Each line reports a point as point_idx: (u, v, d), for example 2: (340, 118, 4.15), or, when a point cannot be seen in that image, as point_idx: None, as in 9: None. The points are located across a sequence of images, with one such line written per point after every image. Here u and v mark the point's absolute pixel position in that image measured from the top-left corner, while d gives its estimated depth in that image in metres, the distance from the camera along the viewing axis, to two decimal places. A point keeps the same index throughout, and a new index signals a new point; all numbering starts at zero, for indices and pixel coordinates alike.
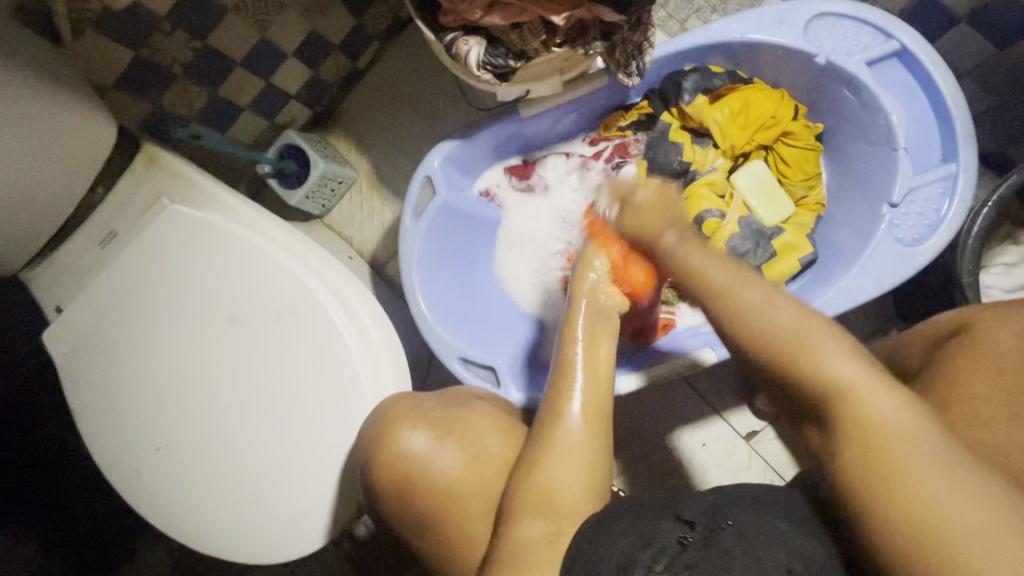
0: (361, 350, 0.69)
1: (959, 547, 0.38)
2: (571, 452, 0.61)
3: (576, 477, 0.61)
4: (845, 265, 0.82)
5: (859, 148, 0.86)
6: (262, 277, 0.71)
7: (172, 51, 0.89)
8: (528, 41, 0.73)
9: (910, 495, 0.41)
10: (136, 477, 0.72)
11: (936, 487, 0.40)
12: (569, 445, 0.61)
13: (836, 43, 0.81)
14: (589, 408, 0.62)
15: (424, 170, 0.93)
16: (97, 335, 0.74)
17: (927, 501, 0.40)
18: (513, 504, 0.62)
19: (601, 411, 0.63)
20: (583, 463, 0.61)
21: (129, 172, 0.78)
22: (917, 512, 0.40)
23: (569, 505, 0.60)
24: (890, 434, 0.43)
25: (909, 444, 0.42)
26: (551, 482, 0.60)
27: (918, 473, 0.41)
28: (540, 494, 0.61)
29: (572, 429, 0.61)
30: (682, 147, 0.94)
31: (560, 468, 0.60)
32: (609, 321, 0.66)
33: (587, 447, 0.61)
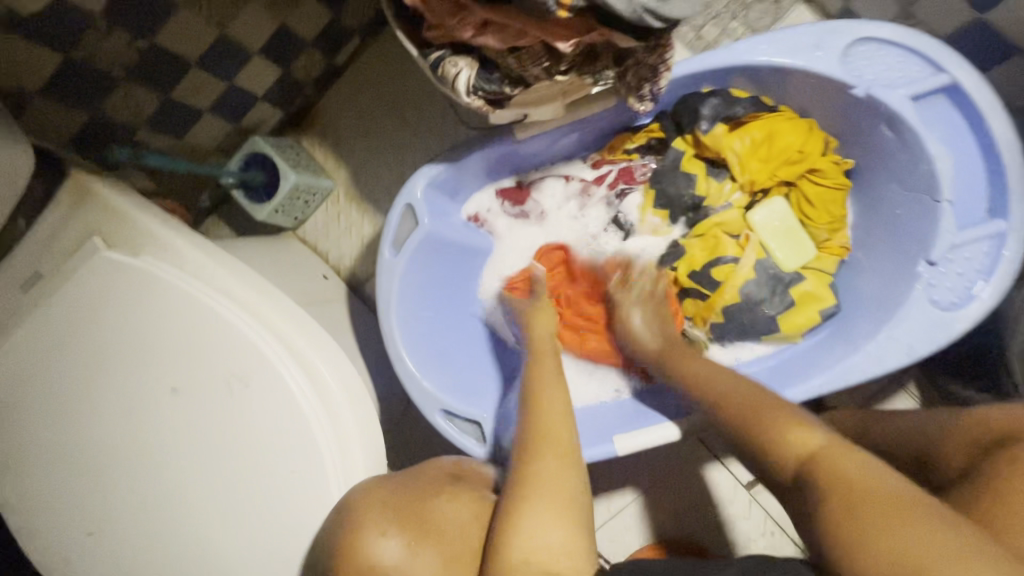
0: (326, 429, 0.60)
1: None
2: (549, 499, 0.56)
3: (560, 511, 0.55)
4: (872, 324, 0.75)
5: (892, 191, 0.78)
6: (209, 337, 0.61)
7: (111, 51, 0.76)
8: (528, 68, 0.61)
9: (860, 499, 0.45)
10: (65, 566, 0.62)
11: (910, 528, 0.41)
12: (547, 478, 0.57)
13: (877, 73, 0.72)
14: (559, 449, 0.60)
15: (405, 197, 0.82)
16: (17, 398, 0.64)
17: (899, 541, 0.41)
18: (495, 564, 0.53)
19: (570, 453, 0.61)
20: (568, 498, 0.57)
21: (55, 205, 0.66)
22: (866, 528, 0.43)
23: (557, 554, 0.53)
24: (867, 485, 0.46)
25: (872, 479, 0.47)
26: (533, 548, 0.53)
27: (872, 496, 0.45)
28: (528, 543, 0.53)
29: (550, 463, 0.59)
30: (694, 179, 0.85)
31: (544, 511, 0.55)
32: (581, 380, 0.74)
33: (566, 502, 0.56)
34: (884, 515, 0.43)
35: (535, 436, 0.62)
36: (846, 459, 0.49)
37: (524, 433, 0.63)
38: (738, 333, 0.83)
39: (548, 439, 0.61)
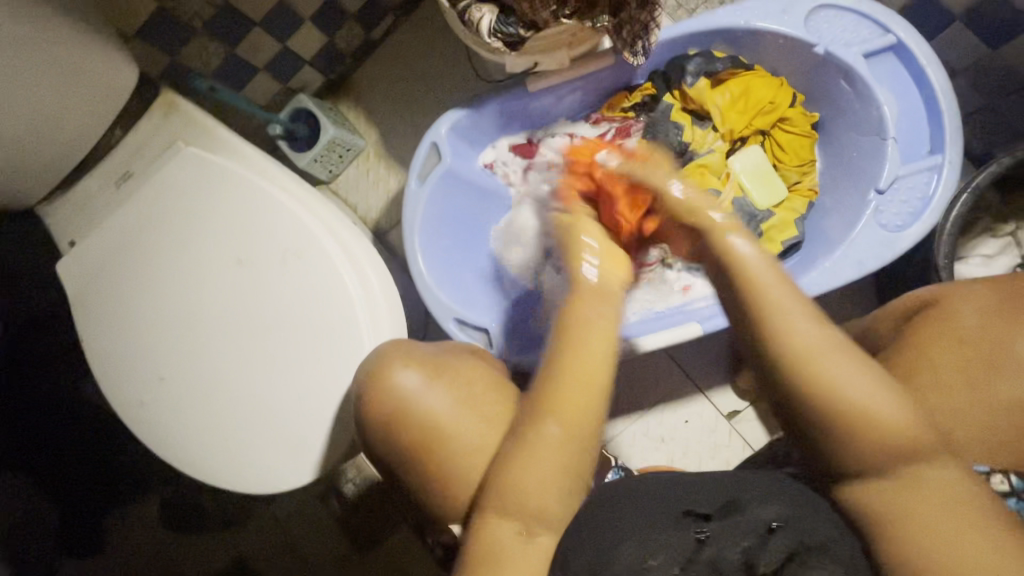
0: (363, 298, 0.73)
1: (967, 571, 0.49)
2: (546, 451, 0.57)
3: (553, 475, 0.57)
4: (829, 248, 0.86)
5: (851, 138, 0.90)
6: (268, 219, 0.74)
7: (194, 6, 0.93)
8: (539, 12, 0.75)
9: (873, 449, 0.51)
10: (139, 407, 0.75)
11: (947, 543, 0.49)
12: (542, 453, 0.57)
13: (835, 34, 0.85)
14: (566, 421, 0.57)
15: (431, 136, 0.96)
16: (106, 269, 0.77)
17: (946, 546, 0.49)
18: (489, 496, 0.59)
19: (582, 416, 0.57)
20: (558, 468, 0.57)
21: (147, 116, 0.81)
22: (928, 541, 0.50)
23: (538, 507, 0.57)
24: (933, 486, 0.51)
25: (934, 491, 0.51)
26: (528, 491, 0.57)
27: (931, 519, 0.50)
28: (510, 494, 0.57)
29: (552, 441, 0.57)
30: (682, 127, 0.97)
31: (532, 472, 0.57)
32: (605, 294, 0.61)
33: (571, 453, 0.57)
34: (880, 453, 0.52)
35: (548, 377, 0.59)
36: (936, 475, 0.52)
37: (536, 393, 0.59)
38: None
39: (571, 389, 0.57)
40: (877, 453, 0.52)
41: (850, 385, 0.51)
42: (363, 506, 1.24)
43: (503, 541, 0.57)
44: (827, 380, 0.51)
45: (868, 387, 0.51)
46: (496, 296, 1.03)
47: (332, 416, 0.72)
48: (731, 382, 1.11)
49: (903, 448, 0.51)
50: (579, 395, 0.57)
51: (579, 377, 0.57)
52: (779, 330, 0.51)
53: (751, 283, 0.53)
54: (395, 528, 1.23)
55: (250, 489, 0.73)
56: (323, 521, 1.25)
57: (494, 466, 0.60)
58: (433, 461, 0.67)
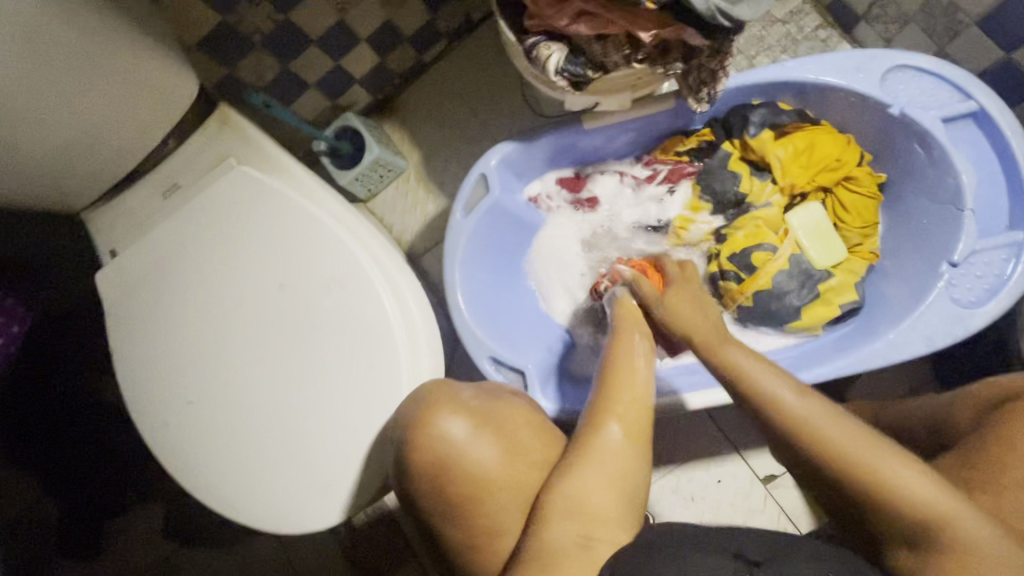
0: (404, 336, 0.70)
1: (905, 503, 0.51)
2: (608, 460, 0.60)
3: (614, 483, 0.60)
4: (893, 318, 0.82)
5: (920, 204, 0.86)
6: (313, 245, 0.72)
7: (255, 21, 0.94)
8: (610, 55, 0.74)
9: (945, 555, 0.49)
10: (164, 428, 0.72)
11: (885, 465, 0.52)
12: (604, 458, 0.60)
13: (912, 96, 0.81)
14: (627, 427, 0.62)
15: (480, 167, 0.94)
16: (146, 282, 0.75)
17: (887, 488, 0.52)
18: (545, 507, 0.60)
19: (639, 431, 0.62)
20: (618, 475, 0.60)
21: (201, 129, 0.80)
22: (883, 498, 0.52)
23: (602, 513, 0.59)
24: (842, 441, 0.54)
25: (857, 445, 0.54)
26: (587, 496, 0.59)
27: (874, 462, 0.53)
28: (574, 497, 0.60)
29: (613, 449, 0.61)
30: (740, 177, 0.94)
31: (596, 477, 0.60)
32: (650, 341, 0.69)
33: (626, 460, 0.61)
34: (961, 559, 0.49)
35: (603, 401, 0.63)
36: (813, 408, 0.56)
37: (594, 408, 0.63)
38: (760, 318, 0.92)
39: (625, 404, 0.62)
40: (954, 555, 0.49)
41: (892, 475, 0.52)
42: (371, 537, 1.20)
43: (566, 546, 0.58)
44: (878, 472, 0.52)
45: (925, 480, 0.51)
46: (534, 333, 1.00)
47: (364, 455, 0.68)
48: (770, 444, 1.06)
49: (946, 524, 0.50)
50: (634, 416, 0.62)
51: (628, 402, 0.62)
52: (758, 390, 0.58)
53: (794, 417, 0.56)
54: (399, 564, 1.18)
55: (271, 526, 0.70)
56: (327, 550, 1.21)
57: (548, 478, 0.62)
58: (475, 515, 0.63)
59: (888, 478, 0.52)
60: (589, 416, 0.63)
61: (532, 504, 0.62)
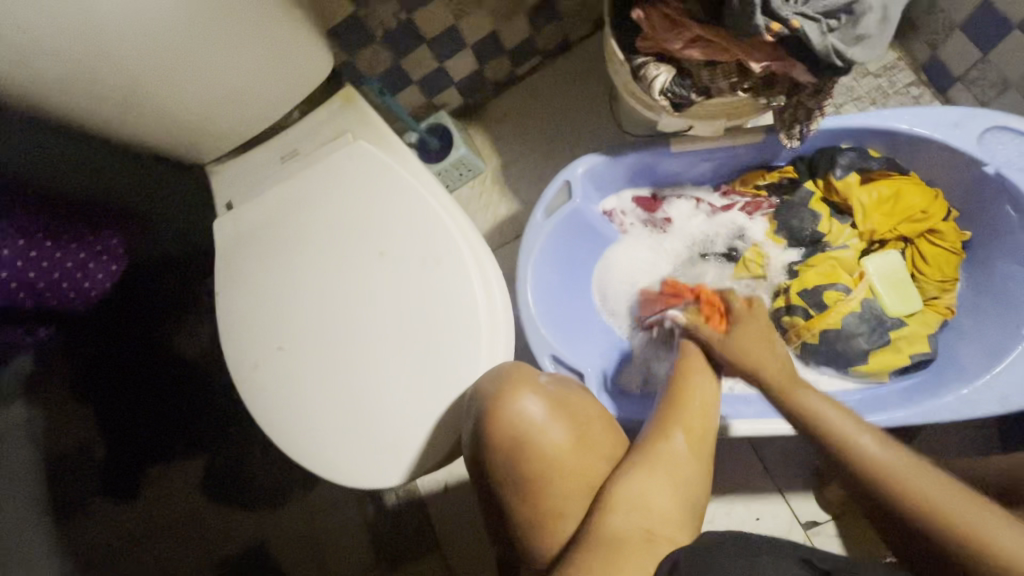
0: (488, 318, 0.73)
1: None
2: (674, 462, 0.63)
3: (677, 484, 0.62)
4: (968, 374, 0.81)
5: (1005, 265, 0.86)
6: (414, 219, 0.77)
7: (381, 17, 1.02)
8: (717, 80, 0.78)
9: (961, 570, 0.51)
10: (253, 368, 0.78)
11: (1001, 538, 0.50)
12: (669, 459, 0.63)
13: (1010, 157, 0.83)
14: (691, 436, 0.64)
15: (567, 174, 0.98)
16: (257, 233, 0.82)
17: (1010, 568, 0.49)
18: (609, 498, 0.61)
19: (703, 440, 0.65)
20: (681, 477, 0.63)
21: (326, 104, 0.87)
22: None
23: (664, 512, 0.61)
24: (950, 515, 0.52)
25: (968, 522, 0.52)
26: (651, 491, 0.61)
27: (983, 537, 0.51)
28: (637, 492, 0.61)
29: (678, 453, 0.63)
30: (819, 218, 0.95)
31: (661, 478, 0.62)
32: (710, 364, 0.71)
33: (689, 467, 0.63)
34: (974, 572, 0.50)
35: (673, 405, 0.66)
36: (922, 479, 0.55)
37: (664, 411, 0.66)
38: (825, 358, 0.92)
39: (692, 414, 0.65)
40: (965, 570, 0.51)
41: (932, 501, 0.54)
42: (400, 519, 1.22)
43: (628, 536, 0.58)
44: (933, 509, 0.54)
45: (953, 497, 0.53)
46: (596, 341, 1.02)
47: (433, 422, 0.72)
48: (815, 489, 1.04)
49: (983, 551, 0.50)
50: (698, 427, 0.65)
51: (695, 412, 0.66)
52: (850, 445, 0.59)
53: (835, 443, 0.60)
54: (423, 550, 1.20)
55: (336, 475, 0.74)
56: (355, 526, 1.23)
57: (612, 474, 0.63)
58: (539, 495, 0.64)
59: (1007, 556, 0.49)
60: (657, 418, 0.66)
61: (593, 497, 0.63)
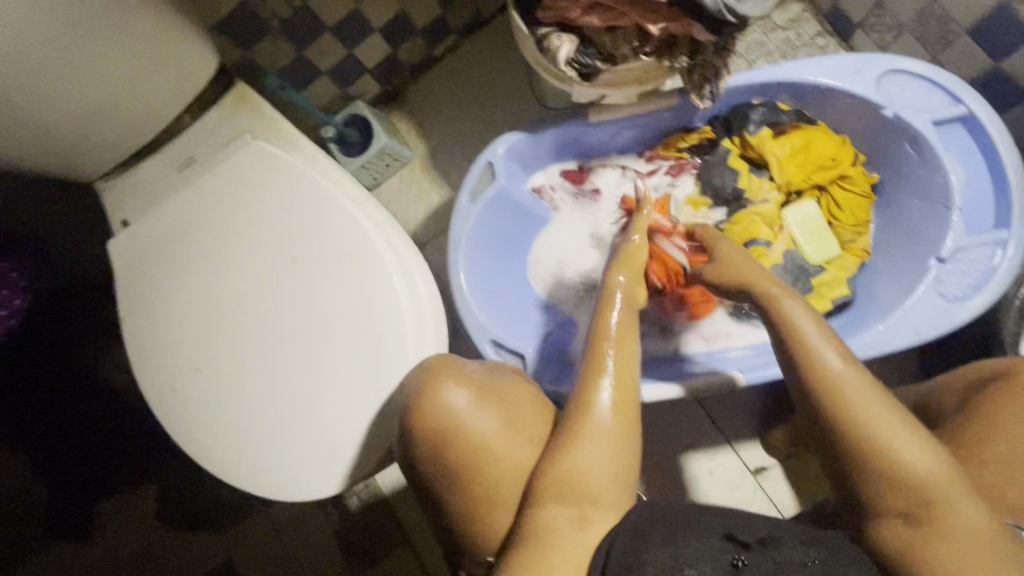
0: (411, 313, 0.71)
1: None
2: (602, 435, 0.62)
3: (607, 457, 0.61)
4: (882, 312, 0.84)
5: (911, 202, 0.89)
6: (325, 220, 0.74)
7: (274, 5, 0.96)
8: (620, 46, 0.77)
9: (919, 537, 0.52)
10: (171, 394, 0.73)
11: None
12: (594, 432, 0.62)
13: (906, 99, 0.85)
14: (617, 396, 0.64)
15: (487, 155, 0.96)
16: (158, 250, 0.77)
17: None
18: (541, 481, 0.61)
19: (628, 405, 0.65)
20: (611, 450, 0.62)
21: (218, 104, 0.81)
22: None
23: (599, 489, 0.60)
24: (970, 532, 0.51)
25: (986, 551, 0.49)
26: (581, 471, 0.60)
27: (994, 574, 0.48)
28: (566, 478, 0.60)
29: (603, 422, 0.63)
30: (738, 174, 0.97)
31: (590, 452, 0.61)
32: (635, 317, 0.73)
33: (617, 438, 0.62)
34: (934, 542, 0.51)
35: (592, 371, 0.66)
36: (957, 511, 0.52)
37: (584, 384, 0.66)
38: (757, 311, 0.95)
39: (613, 376, 0.65)
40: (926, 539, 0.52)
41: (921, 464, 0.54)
42: (366, 522, 1.19)
43: (559, 526, 0.58)
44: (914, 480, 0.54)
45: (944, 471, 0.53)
46: (537, 322, 1.02)
47: (366, 426, 0.70)
48: (760, 437, 1.08)
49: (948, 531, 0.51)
50: (626, 385, 0.65)
51: (617, 375, 0.66)
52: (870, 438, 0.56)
53: (832, 391, 0.59)
54: (392, 549, 1.18)
55: (271, 494, 0.71)
56: (320, 534, 1.20)
57: (545, 453, 0.63)
58: (473, 486, 0.64)
59: None
60: (580, 387, 0.66)
61: (525, 486, 0.62)
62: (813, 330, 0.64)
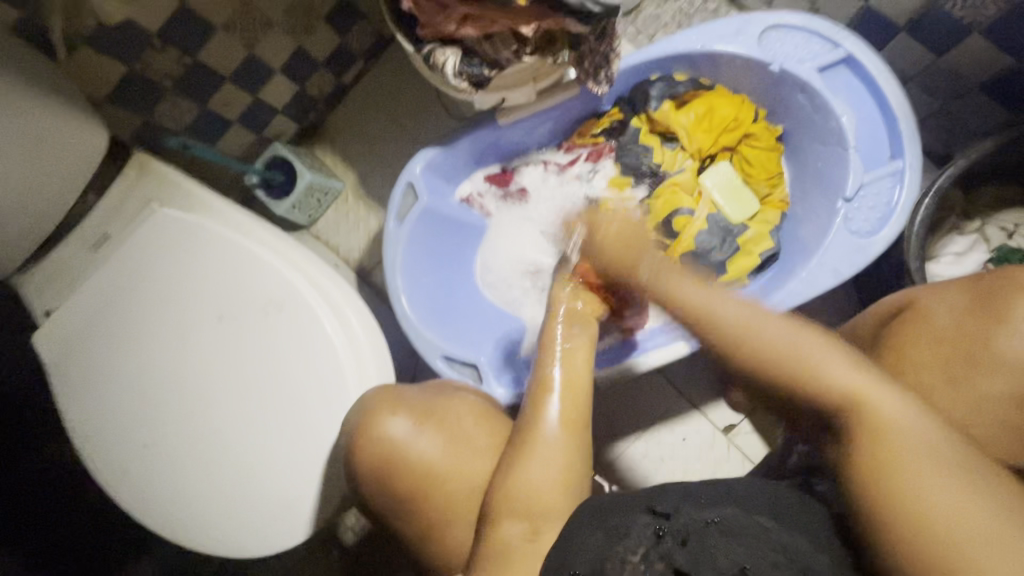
0: (346, 345, 0.72)
1: (977, 554, 0.42)
2: (548, 450, 0.64)
3: (559, 473, 0.63)
4: (806, 257, 0.87)
5: (814, 148, 0.92)
6: (244, 273, 0.74)
7: (162, 66, 0.93)
8: (501, 52, 0.78)
9: (896, 457, 0.48)
10: (123, 475, 0.73)
11: (941, 493, 0.45)
12: (543, 451, 0.64)
13: (788, 52, 0.88)
14: (566, 411, 0.66)
15: (406, 176, 0.96)
16: (85, 335, 0.76)
17: (953, 517, 0.44)
18: (495, 499, 0.64)
19: (576, 418, 0.66)
20: (562, 467, 0.64)
21: (120, 177, 0.80)
22: (938, 529, 0.44)
23: (546, 501, 0.62)
24: (906, 442, 0.48)
25: (917, 449, 0.48)
26: (528, 486, 0.63)
27: (927, 481, 0.46)
28: (520, 496, 0.63)
29: (550, 439, 0.64)
30: (651, 150, 0.99)
31: (539, 469, 0.63)
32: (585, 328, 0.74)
33: (564, 448, 0.64)
34: (900, 470, 0.47)
35: (542, 387, 0.68)
36: (886, 415, 0.50)
37: (529, 410, 0.67)
38: None
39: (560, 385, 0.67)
40: (894, 462, 0.48)
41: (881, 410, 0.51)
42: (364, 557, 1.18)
43: (513, 542, 0.61)
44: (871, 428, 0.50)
45: (917, 416, 0.50)
46: (489, 329, 1.04)
47: (323, 466, 0.71)
48: (723, 396, 1.11)
49: (931, 456, 0.47)
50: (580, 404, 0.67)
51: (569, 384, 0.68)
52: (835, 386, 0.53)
53: (814, 374, 0.54)
54: None
55: (243, 554, 0.72)
56: None
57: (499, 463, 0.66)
58: (426, 507, 0.68)
59: (946, 504, 0.44)
60: (532, 404, 0.67)
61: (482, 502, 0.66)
62: (773, 324, 0.56)
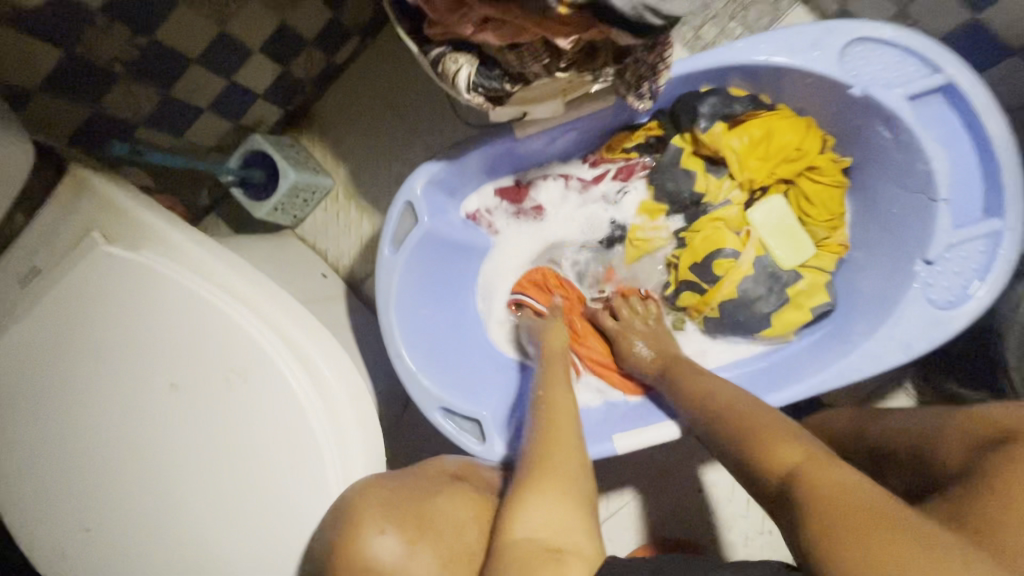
0: (327, 427, 0.60)
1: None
2: (557, 460, 0.61)
3: (570, 484, 0.59)
4: (869, 322, 0.75)
5: (888, 189, 0.79)
6: (203, 332, 0.61)
7: (109, 47, 0.76)
8: (527, 65, 0.62)
9: (822, 490, 0.47)
10: (63, 560, 0.63)
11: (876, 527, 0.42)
12: (554, 457, 0.62)
13: (875, 73, 0.72)
14: (570, 434, 0.65)
15: (404, 194, 0.80)
16: (11, 394, 0.63)
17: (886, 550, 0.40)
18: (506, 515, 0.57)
19: (569, 440, 0.65)
20: (570, 474, 0.60)
21: (54, 196, 0.66)
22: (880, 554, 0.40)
23: (564, 516, 0.56)
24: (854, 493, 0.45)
25: (852, 490, 0.45)
26: (544, 496, 0.57)
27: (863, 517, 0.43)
28: (536, 505, 0.56)
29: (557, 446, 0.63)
30: (693, 176, 0.86)
31: (553, 476, 0.59)
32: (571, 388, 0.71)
33: (571, 467, 0.61)
34: (837, 502, 0.45)
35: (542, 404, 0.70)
36: (825, 470, 0.49)
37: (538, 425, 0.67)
38: (731, 328, 0.85)
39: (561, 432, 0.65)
40: (832, 497, 0.46)
41: (810, 457, 0.52)
42: None
43: (533, 555, 0.52)
44: (827, 479, 0.48)
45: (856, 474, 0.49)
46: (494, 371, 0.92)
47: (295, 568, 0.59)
48: None
49: (847, 491, 0.46)
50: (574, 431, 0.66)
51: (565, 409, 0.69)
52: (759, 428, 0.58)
53: (765, 438, 0.57)
54: None
55: None
56: None
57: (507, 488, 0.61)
58: None
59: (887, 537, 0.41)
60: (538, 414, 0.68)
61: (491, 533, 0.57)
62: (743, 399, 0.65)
